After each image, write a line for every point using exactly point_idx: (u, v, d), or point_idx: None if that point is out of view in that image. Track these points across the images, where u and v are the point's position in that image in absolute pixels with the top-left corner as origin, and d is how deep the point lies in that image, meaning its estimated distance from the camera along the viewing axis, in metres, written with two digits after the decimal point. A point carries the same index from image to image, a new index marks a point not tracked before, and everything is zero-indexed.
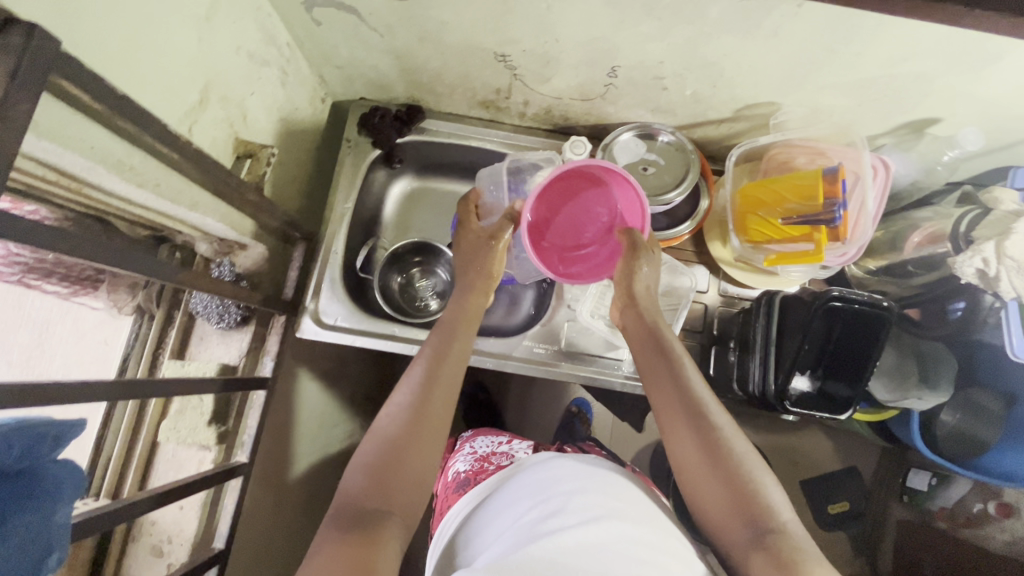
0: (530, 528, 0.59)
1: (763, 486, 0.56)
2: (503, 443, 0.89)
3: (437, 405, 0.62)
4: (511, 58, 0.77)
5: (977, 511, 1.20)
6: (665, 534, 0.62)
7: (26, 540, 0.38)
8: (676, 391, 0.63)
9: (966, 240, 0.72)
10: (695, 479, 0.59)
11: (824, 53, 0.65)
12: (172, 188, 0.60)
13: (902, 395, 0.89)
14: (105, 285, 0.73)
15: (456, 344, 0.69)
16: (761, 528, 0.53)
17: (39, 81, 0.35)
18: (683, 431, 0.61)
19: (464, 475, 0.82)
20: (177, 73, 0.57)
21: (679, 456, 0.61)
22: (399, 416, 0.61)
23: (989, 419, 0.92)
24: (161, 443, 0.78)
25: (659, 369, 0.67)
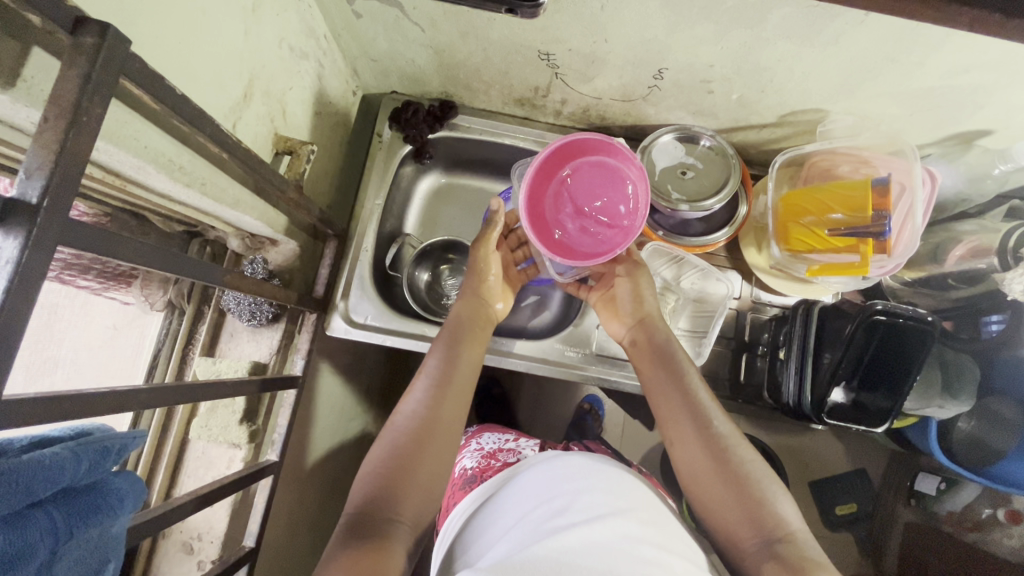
0: (538, 521, 0.57)
1: (771, 497, 0.57)
2: (510, 440, 0.89)
3: (446, 411, 0.63)
4: (555, 57, 0.75)
5: (986, 516, 1.21)
6: (671, 536, 0.60)
7: (86, 554, 0.37)
8: (682, 401, 0.65)
9: (1014, 257, 0.72)
10: (703, 487, 0.60)
11: (884, 61, 0.64)
12: (217, 187, 0.58)
13: (926, 403, 0.89)
14: (138, 280, 0.73)
15: (466, 362, 0.70)
16: (770, 536, 0.54)
17: (111, 83, 0.34)
18: (690, 442, 0.62)
19: (470, 472, 0.82)
20: (224, 68, 0.56)
21: (686, 464, 0.62)
22: (411, 427, 0.61)
23: (1003, 428, 0.90)
24: (191, 440, 0.77)
25: (661, 381, 0.68)
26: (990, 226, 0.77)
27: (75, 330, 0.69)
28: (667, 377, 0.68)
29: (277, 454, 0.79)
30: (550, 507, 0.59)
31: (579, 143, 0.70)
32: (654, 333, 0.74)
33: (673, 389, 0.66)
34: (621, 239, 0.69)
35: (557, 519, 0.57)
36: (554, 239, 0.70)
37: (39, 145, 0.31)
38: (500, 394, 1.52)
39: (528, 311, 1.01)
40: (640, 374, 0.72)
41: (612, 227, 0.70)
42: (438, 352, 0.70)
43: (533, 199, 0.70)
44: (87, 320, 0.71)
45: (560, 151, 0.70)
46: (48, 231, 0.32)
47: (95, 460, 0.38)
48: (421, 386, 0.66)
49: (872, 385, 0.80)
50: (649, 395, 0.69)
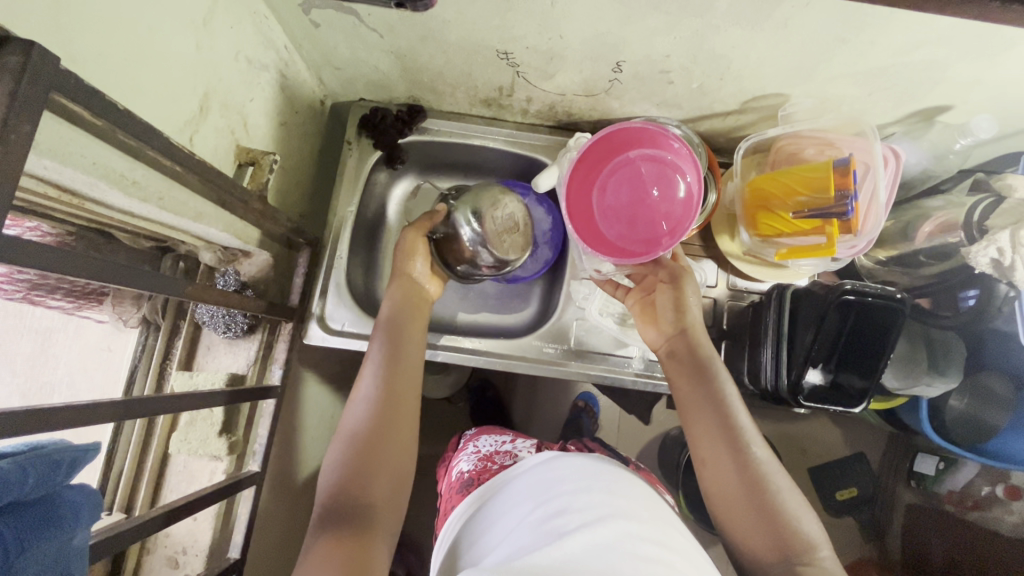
0: (536, 526, 0.57)
1: (799, 521, 0.58)
2: (507, 443, 0.88)
3: (401, 389, 0.64)
4: (514, 56, 0.76)
5: (986, 494, 1.16)
6: (673, 532, 0.60)
7: (44, 569, 0.37)
8: (716, 414, 0.64)
9: (980, 230, 0.71)
10: (732, 508, 0.60)
11: (835, 42, 0.64)
12: (176, 201, 0.58)
13: (912, 382, 0.89)
14: (109, 298, 0.73)
15: (412, 348, 0.69)
16: (796, 560, 0.55)
17: (39, 100, 0.34)
18: (723, 458, 0.61)
19: (466, 475, 0.81)
20: (177, 83, 0.56)
21: (717, 482, 0.62)
22: (373, 409, 0.62)
23: (999, 404, 0.90)
24: (172, 454, 0.78)
25: (695, 392, 0.66)
26: (957, 200, 0.77)
27: (69, 352, 0.76)
28: (703, 393, 0.66)
29: (260, 464, 0.80)
30: (550, 510, 0.59)
31: (634, 136, 0.71)
32: (697, 346, 0.70)
33: (710, 408, 0.64)
34: (666, 238, 0.67)
35: (557, 522, 0.56)
36: (594, 227, 0.70)
37: None
38: (493, 396, 1.52)
39: (508, 310, 1.02)
40: (670, 373, 0.71)
41: (658, 221, 0.68)
42: (380, 344, 0.68)
43: (579, 188, 0.72)
44: (81, 343, 0.77)
45: (612, 142, 0.71)
46: None
47: (44, 472, 0.38)
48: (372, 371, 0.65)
49: (849, 365, 0.80)
50: (682, 405, 0.68)
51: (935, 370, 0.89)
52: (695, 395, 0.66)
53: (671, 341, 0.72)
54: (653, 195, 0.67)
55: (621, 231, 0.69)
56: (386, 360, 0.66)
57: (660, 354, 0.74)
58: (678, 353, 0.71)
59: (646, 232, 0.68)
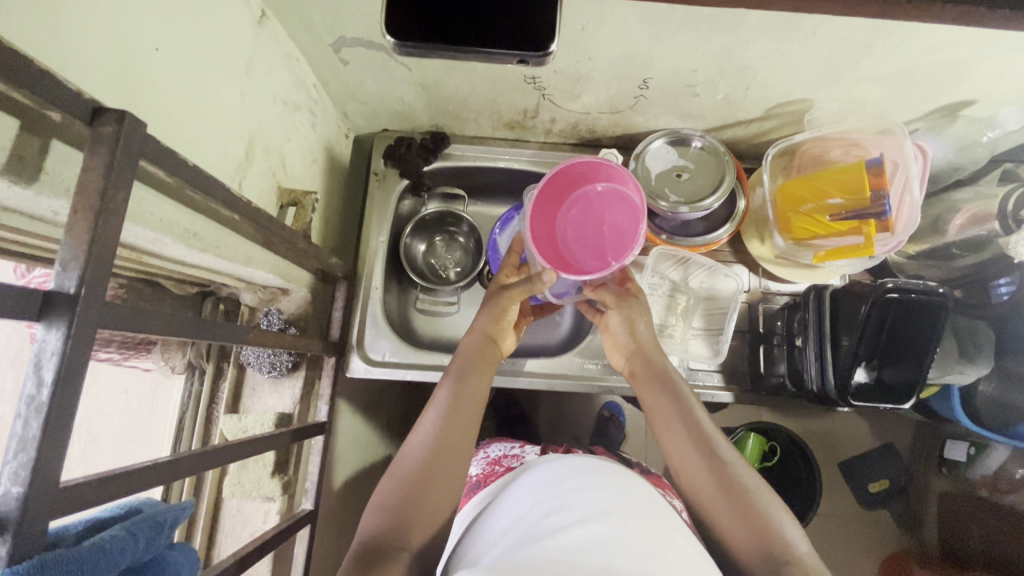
0: (533, 522, 0.57)
1: (778, 521, 0.57)
2: (515, 447, 0.90)
3: (453, 443, 0.63)
4: (541, 80, 0.77)
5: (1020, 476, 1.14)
6: (675, 534, 0.58)
7: None
8: (684, 423, 0.65)
9: (1016, 220, 0.72)
10: (713, 511, 0.60)
11: (862, 48, 0.65)
12: (230, 248, 0.59)
13: (946, 370, 0.89)
14: (157, 348, 0.72)
15: (476, 391, 0.69)
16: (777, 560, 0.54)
17: (131, 168, 0.35)
18: (694, 464, 0.63)
19: (475, 478, 0.84)
20: (226, 132, 0.57)
21: (693, 485, 0.62)
22: (422, 458, 0.61)
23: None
24: (225, 498, 0.77)
25: (662, 406, 0.68)
26: (986, 192, 0.78)
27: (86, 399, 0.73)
28: (671, 399, 0.68)
29: (313, 503, 0.79)
30: (543, 510, 0.59)
31: (586, 169, 0.71)
32: (659, 362, 0.73)
33: (677, 411, 0.67)
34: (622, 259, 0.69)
35: (553, 519, 0.56)
36: (557, 255, 0.70)
37: (71, 236, 0.32)
38: (520, 412, 1.52)
39: (541, 327, 1.02)
40: (638, 393, 0.73)
41: (611, 248, 0.69)
42: (450, 388, 0.68)
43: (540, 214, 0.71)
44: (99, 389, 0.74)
45: (566, 173, 0.71)
46: (87, 319, 0.32)
47: (150, 535, 0.38)
48: (430, 425, 0.64)
49: (892, 362, 0.80)
50: (652, 412, 0.70)
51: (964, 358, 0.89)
52: (663, 406, 0.68)
53: (635, 358, 0.76)
54: (609, 222, 0.69)
55: (580, 255, 0.70)
56: (446, 402, 0.66)
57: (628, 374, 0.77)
58: (639, 371, 0.74)
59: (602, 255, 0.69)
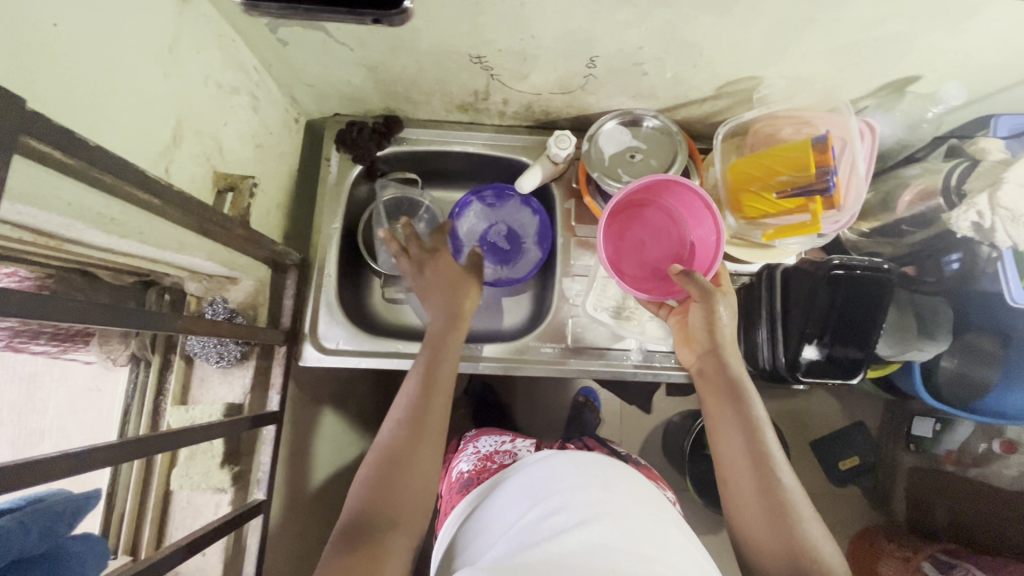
0: (533, 522, 0.58)
1: (819, 550, 0.60)
2: (506, 442, 0.89)
3: (433, 414, 0.70)
4: (487, 59, 0.75)
5: (983, 450, 1.22)
6: (668, 531, 0.58)
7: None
8: (746, 443, 0.68)
9: (958, 194, 0.72)
10: (755, 532, 0.64)
11: (804, 22, 0.65)
12: (156, 234, 0.57)
13: (905, 347, 0.97)
14: (96, 338, 0.70)
15: (446, 372, 0.75)
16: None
17: (6, 145, 0.33)
18: (747, 485, 0.66)
19: (467, 475, 0.83)
20: (148, 115, 0.55)
21: (736, 499, 0.67)
22: (403, 429, 0.68)
23: (989, 360, 1.00)
24: (174, 491, 0.76)
25: (726, 419, 0.71)
26: (933, 167, 0.79)
27: (58, 395, 0.74)
28: (734, 415, 0.70)
29: (265, 492, 0.79)
30: (543, 508, 0.59)
31: (687, 204, 0.79)
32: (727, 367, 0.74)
33: (739, 429, 0.69)
34: (647, 272, 0.81)
35: (554, 518, 0.57)
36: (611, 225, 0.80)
37: None
38: (496, 399, 1.52)
39: (501, 312, 1.02)
40: (703, 401, 0.75)
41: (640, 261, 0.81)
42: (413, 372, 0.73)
43: (621, 210, 0.81)
44: (67, 383, 0.75)
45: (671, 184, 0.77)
46: None
47: None
48: (399, 418, 0.70)
49: (843, 339, 0.80)
50: (713, 425, 0.72)
51: (928, 335, 0.98)
52: (729, 423, 0.70)
53: (708, 360, 0.76)
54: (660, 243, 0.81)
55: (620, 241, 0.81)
56: (421, 384, 0.73)
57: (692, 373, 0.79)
58: (711, 374, 0.75)
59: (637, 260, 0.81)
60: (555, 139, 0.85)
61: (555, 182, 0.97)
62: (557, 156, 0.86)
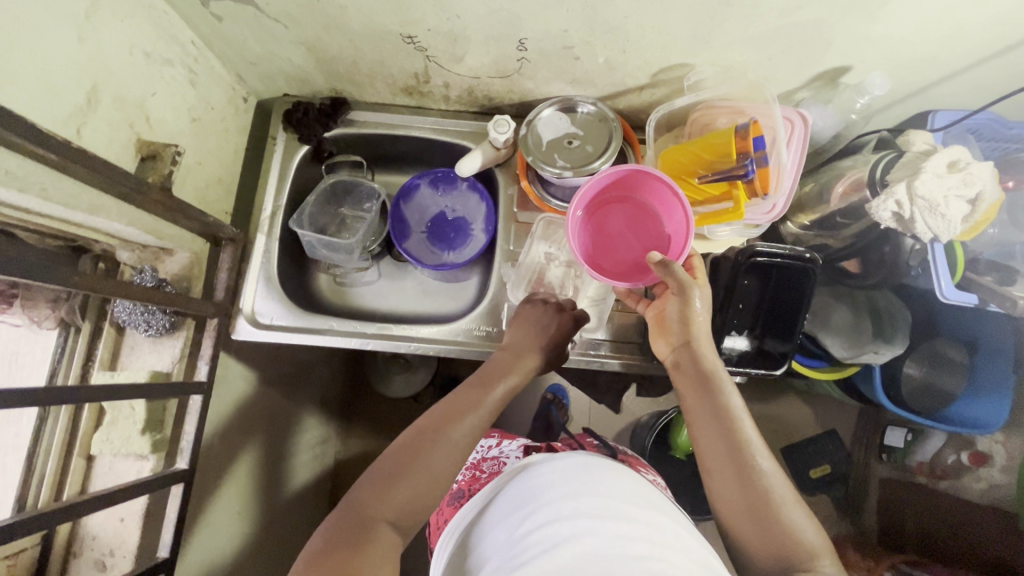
0: (524, 535, 0.59)
1: (797, 529, 0.59)
2: (494, 448, 0.92)
3: (472, 431, 0.68)
4: (418, 39, 0.77)
5: (952, 461, 1.19)
6: (662, 519, 0.61)
7: None
8: (723, 439, 0.66)
9: (881, 186, 0.72)
10: (738, 525, 0.62)
11: (720, 7, 0.65)
12: (61, 191, 0.58)
13: (860, 350, 0.97)
14: (20, 300, 0.72)
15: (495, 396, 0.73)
16: (797, 568, 0.57)
17: None
18: (725, 477, 0.65)
19: (456, 486, 0.85)
20: (56, 74, 0.56)
21: (720, 493, 0.65)
22: (441, 432, 0.67)
23: (953, 368, 1.07)
24: (97, 456, 0.77)
25: (700, 412, 0.69)
26: (864, 159, 0.78)
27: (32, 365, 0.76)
28: (709, 404, 0.68)
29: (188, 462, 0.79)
30: (535, 519, 0.60)
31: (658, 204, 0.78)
32: (699, 359, 0.71)
33: (715, 422, 0.67)
34: (620, 269, 0.77)
35: (546, 532, 0.58)
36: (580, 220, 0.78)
37: None
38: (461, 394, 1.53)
39: (445, 297, 1.02)
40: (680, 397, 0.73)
41: (612, 258, 0.78)
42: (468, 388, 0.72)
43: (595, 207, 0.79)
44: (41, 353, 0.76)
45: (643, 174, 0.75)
46: None
47: None
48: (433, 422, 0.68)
49: (772, 330, 0.79)
50: (691, 417, 0.71)
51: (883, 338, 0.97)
52: (705, 418, 0.68)
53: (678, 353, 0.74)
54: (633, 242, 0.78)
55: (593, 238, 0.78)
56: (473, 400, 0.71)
57: (668, 365, 0.76)
58: (684, 368, 0.72)
59: (610, 258, 0.78)
60: (495, 125, 0.87)
61: (500, 168, 0.97)
62: (496, 140, 0.88)
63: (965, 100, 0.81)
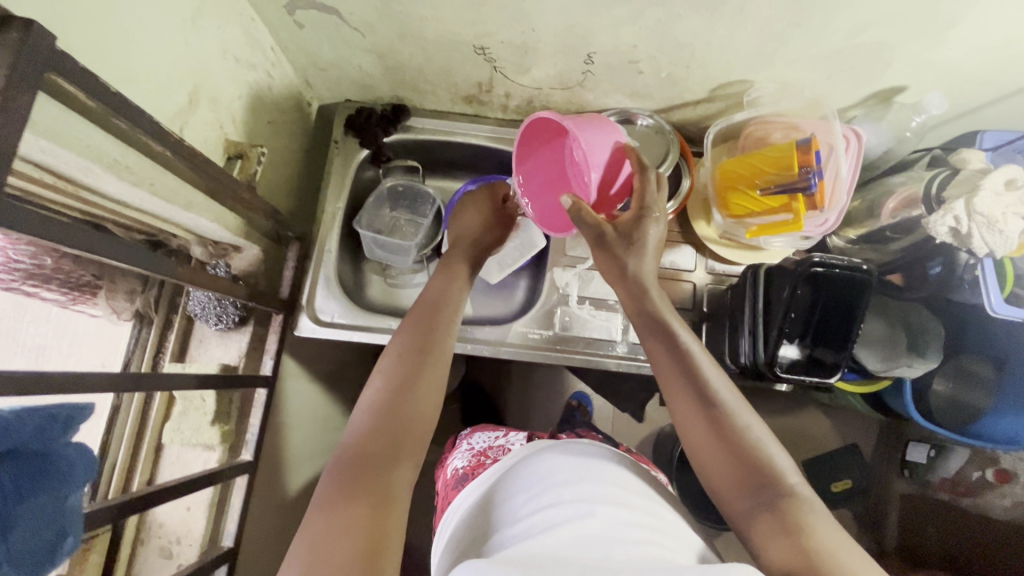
0: (524, 514, 0.59)
1: (771, 456, 0.60)
2: (500, 437, 0.91)
3: (428, 363, 0.65)
4: (490, 50, 0.80)
5: (976, 479, 1.21)
6: (660, 514, 0.63)
7: None
8: (689, 383, 0.64)
9: (937, 201, 0.74)
10: (709, 458, 0.62)
11: (790, 27, 0.68)
12: (166, 188, 0.61)
13: (893, 364, 0.95)
14: (103, 292, 0.74)
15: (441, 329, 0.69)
16: (773, 499, 0.57)
17: (37, 74, 0.37)
18: (694, 417, 0.63)
19: (462, 471, 0.84)
20: (168, 75, 0.59)
21: (692, 436, 0.63)
22: (393, 379, 0.63)
23: (983, 384, 1.04)
24: (166, 445, 0.79)
25: (665, 361, 0.66)
26: (917, 176, 0.81)
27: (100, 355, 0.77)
28: (666, 346, 0.67)
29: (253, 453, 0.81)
30: (536, 501, 0.60)
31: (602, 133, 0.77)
32: (646, 295, 0.70)
33: (679, 368, 0.65)
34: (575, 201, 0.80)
35: (549, 516, 0.57)
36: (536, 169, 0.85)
37: None
38: (485, 398, 1.54)
39: (494, 300, 1.04)
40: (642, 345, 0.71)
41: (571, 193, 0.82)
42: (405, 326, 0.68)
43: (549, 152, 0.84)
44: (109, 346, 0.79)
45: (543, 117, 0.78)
46: None
47: (40, 426, 0.40)
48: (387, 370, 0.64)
49: (823, 341, 0.82)
50: (648, 358, 0.69)
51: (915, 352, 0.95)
52: (667, 366, 0.66)
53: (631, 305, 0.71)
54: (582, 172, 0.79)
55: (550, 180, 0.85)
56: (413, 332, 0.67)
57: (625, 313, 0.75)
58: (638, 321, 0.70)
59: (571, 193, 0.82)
60: None
61: None
62: None
63: (1016, 120, 0.83)
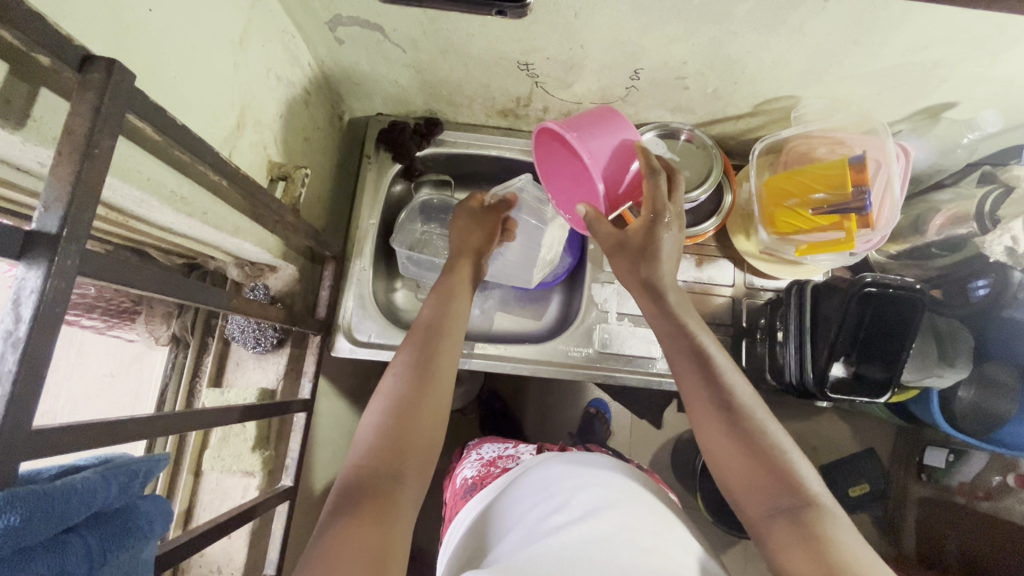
0: (536, 520, 0.57)
1: (794, 464, 0.54)
2: (509, 448, 0.87)
3: (438, 372, 0.62)
4: (534, 66, 0.78)
5: (997, 483, 1.18)
6: (670, 524, 0.59)
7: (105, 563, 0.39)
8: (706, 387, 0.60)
9: (992, 220, 0.73)
10: (731, 470, 0.56)
11: (848, 45, 0.67)
12: (217, 215, 0.59)
13: (925, 373, 0.92)
14: (141, 316, 0.73)
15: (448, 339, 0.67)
16: (791, 508, 0.51)
17: (119, 114, 0.35)
18: (711, 423, 0.58)
19: (470, 481, 0.80)
20: (218, 99, 0.57)
21: (709, 445, 0.58)
22: (402, 385, 0.60)
23: (1005, 392, 0.92)
24: (204, 473, 0.77)
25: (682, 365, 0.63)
26: (965, 193, 0.80)
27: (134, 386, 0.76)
28: (687, 348, 0.63)
29: (293, 479, 0.80)
30: (547, 506, 0.58)
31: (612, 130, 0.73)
32: (663, 297, 0.66)
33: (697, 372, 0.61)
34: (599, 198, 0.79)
35: (554, 518, 0.56)
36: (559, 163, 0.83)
37: (56, 178, 0.33)
38: (504, 407, 1.51)
39: (527, 316, 1.02)
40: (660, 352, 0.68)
41: None
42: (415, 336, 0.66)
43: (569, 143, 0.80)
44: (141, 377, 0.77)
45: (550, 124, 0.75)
46: (68, 261, 0.33)
47: (125, 482, 0.39)
48: (397, 377, 0.61)
49: (869, 358, 0.81)
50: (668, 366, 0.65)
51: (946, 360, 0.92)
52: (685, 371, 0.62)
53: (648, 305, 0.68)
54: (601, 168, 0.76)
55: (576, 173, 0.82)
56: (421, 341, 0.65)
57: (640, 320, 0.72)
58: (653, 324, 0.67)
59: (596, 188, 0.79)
60: None
61: None
62: None
63: None
